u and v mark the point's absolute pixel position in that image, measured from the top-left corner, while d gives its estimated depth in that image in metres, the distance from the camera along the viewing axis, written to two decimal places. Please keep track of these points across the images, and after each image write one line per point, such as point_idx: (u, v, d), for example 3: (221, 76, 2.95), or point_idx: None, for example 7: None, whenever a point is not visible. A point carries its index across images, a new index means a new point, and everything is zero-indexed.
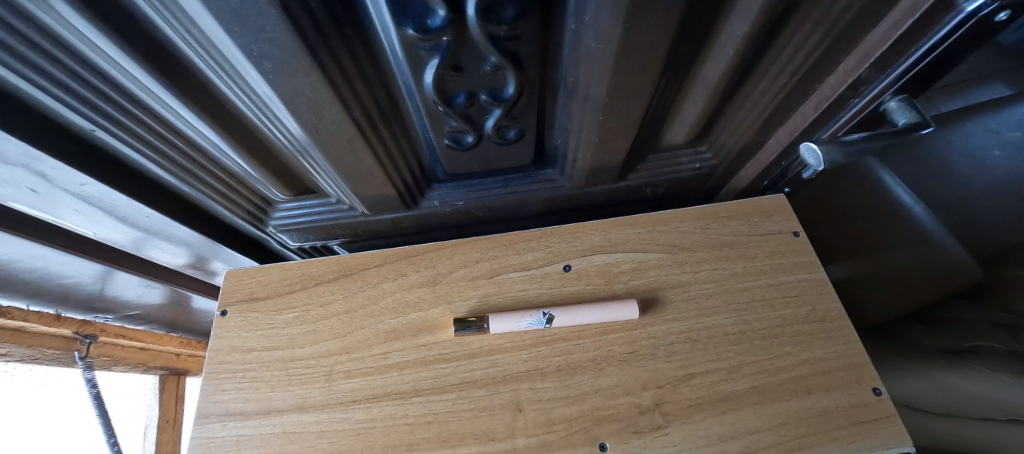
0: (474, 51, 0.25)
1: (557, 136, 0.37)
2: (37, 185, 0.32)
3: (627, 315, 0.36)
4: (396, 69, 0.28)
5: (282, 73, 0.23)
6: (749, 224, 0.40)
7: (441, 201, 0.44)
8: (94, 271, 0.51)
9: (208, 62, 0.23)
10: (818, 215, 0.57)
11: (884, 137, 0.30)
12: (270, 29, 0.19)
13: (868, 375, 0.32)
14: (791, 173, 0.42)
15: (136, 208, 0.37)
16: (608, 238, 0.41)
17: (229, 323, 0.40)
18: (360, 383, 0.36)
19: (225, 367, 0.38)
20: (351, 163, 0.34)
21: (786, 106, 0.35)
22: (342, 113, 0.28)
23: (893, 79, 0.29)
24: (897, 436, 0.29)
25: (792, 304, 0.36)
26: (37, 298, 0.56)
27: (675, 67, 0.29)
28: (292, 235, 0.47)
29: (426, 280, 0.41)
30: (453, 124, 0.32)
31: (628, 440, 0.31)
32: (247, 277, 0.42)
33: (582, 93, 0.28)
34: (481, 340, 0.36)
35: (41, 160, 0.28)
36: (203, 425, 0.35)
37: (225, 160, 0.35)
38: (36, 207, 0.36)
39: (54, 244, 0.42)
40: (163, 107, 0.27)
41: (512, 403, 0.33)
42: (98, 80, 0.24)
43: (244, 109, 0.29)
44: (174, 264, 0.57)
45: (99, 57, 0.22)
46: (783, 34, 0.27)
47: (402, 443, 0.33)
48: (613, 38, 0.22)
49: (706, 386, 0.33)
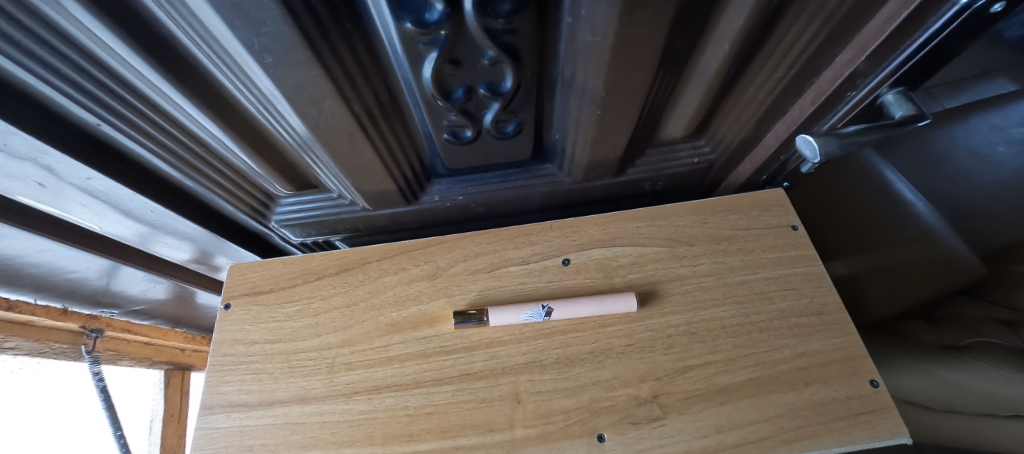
0: (472, 45, 0.25)
1: (555, 130, 0.37)
2: (44, 180, 0.33)
3: (626, 308, 0.36)
4: (395, 63, 0.28)
5: (283, 67, 0.23)
6: (747, 218, 0.40)
7: (441, 196, 0.44)
8: (100, 266, 0.51)
9: (210, 56, 0.23)
10: (819, 212, 0.58)
11: (881, 129, 0.31)
12: (270, 24, 0.20)
13: (866, 367, 0.32)
14: (791, 166, 0.43)
15: (142, 202, 0.38)
16: (606, 232, 0.41)
17: (233, 316, 0.41)
18: (361, 374, 0.36)
19: (229, 360, 0.38)
20: (352, 157, 0.34)
21: (784, 100, 0.35)
22: (343, 107, 0.28)
23: (890, 72, 0.30)
24: (894, 427, 0.29)
25: (789, 297, 0.36)
26: (45, 293, 0.57)
27: (672, 60, 0.29)
28: (294, 230, 0.48)
29: (427, 274, 0.41)
30: (452, 118, 0.33)
31: (626, 431, 0.32)
32: (250, 270, 0.43)
33: (580, 87, 0.29)
34: (481, 332, 0.37)
35: (48, 153, 0.28)
36: (207, 416, 0.36)
37: (229, 155, 0.36)
38: (43, 202, 0.37)
39: (61, 238, 0.42)
40: (167, 101, 0.28)
41: (511, 394, 0.34)
42: (103, 75, 0.24)
43: (245, 103, 0.29)
44: (179, 259, 0.57)
45: (103, 50, 0.22)
46: (779, 27, 0.27)
47: (403, 434, 0.33)
48: (609, 31, 0.23)
49: (704, 378, 0.33)
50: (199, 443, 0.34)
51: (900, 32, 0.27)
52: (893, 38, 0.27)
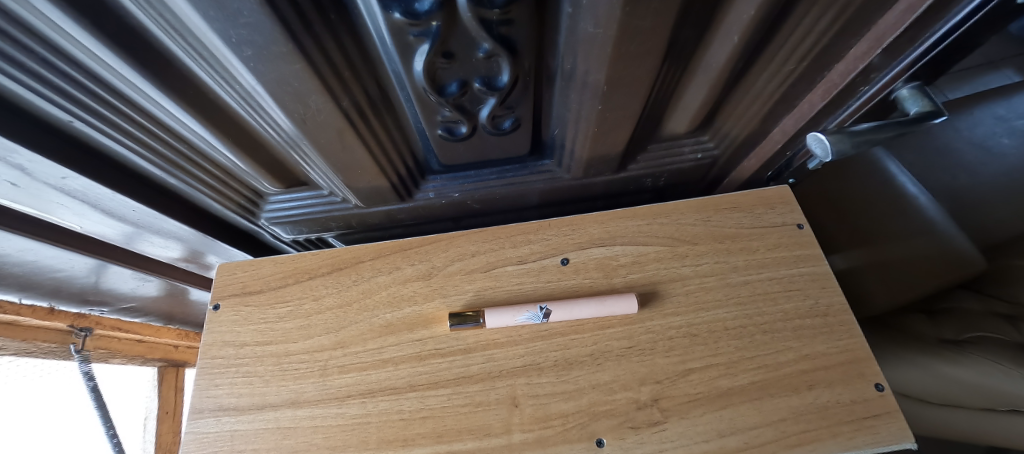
0: (465, 37, 0.24)
1: (554, 125, 0.36)
2: (16, 179, 0.31)
3: (626, 309, 0.35)
4: (384, 55, 0.26)
5: (264, 61, 0.22)
6: (751, 216, 0.39)
7: (436, 193, 0.43)
8: (86, 265, 0.50)
9: (186, 50, 0.22)
10: (822, 206, 0.59)
11: (895, 126, 0.30)
12: (248, 15, 0.18)
13: (871, 370, 0.31)
14: (796, 162, 0.42)
15: (121, 202, 0.36)
16: (607, 230, 0.40)
17: (222, 317, 0.40)
18: (355, 377, 0.35)
19: (219, 362, 0.38)
20: (341, 154, 0.33)
21: (793, 94, 0.33)
22: (330, 103, 0.26)
23: (905, 66, 0.29)
24: (899, 432, 0.29)
25: (793, 298, 0.35)
26: (29, 292, 0.55)
27: (678, 51, 0.28)
28: (285, 227, 0.47)
29: (421, 274, 0.40)
30: (445, 113, 0.31)
31: (625, 435, 0.31)
32: (240, 270, 0.42)
33: (580, 81, 0.27)
34: (477, 334, 0.36)
35: (18, 152, 0.27)
36: (198, 420, 0.35)
37: (213, 153, 0.34)
38: (20, 201, 0.36)
39: (42, 238, 0.41)
40: (143, 97, 0.26)
41: (509, 398, 0.33)
42: (75, 71, 0.22)
43: (227, 98, 0.27)
44: (168, 258, 0.56)
45: (69, 44, 0.20)
46: (792, 17, 0.26)
47: (398, 438, 0.33)
48: (612, 21, 0.21)
49: (705, 381, 0.32)
50: (188, 447, 0.34)
51: (919, 24, 0.25)
52: (912, 29, 0.26)
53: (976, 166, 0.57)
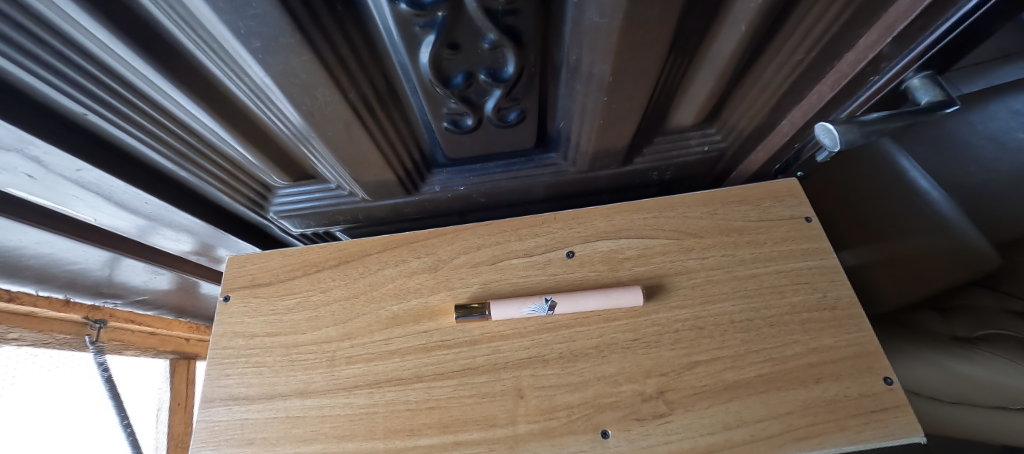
0: (471, 29, 0.24)
1: (559, 118, 0.36)
2: (33, 171, 0.32)
3: (631, 302, 0.35)
4: (390, 47, 0.26)
5: (272, 53, 0.22)
6: (759, 209, 0.39)
7: (442, 186, 0.43)
8: (100, 258, 0.51)
9: (196, 42, 0.22)
10: (834, 202, 0.58)
11: (905, 116, 0.29)
12: (256, 6, 0.18)
13: (880, 364, 0.31)
14: (804, 155, 0.41)
15: (134, 194, 0.37)
16: (612, 223, 0.40)
17: (232, 309, 0.40)
18: (361, 368, 0.36)
19: (230, 353, 0.38)
20: (348, 146, 0.33)
21: (802, 85, 0.33)
22: (337, 95, 0.27)
23: (916, 55, 0.28)
24: (908, 426, 0.28)
25: (801, 291, 0.35)
26: (45, 284, 0.57)
27: (685, 40, 0.27)
28: (293, 221, 0.47)
29: (427, 266, 0.40)
30: (451, 105, 0.31)
31: (629, 427, 0.31)
32: (249, 263, 0.42)
33: (586, 73, 0.27)
34: (483, 326, 0.36)
35: (34, 144, 0.27)
36: (209, 409, 0.36)
37: (224, 147, 0.34)
38: (36, 193, 0.36)
39: (58, 230, 0.42)
40: (154, 90, 0.26)
41: (513, 389, 0.33)
42: (88, 63, 0.23)
43: (236, 91, 0.27)
44: (179, 251, 0.56)
45: (84, 36, 0.21)
46: (801, 6, 0.25)
47: (405, 428, 0.33)
48: (619, 12, 0.21)
49: (711, 374, 0.32)
50: (200, 436, 0.34)
51: (931, 12, 0.25)
52: (924, 17, 0.25)
53: (992, 161, 0.56)
